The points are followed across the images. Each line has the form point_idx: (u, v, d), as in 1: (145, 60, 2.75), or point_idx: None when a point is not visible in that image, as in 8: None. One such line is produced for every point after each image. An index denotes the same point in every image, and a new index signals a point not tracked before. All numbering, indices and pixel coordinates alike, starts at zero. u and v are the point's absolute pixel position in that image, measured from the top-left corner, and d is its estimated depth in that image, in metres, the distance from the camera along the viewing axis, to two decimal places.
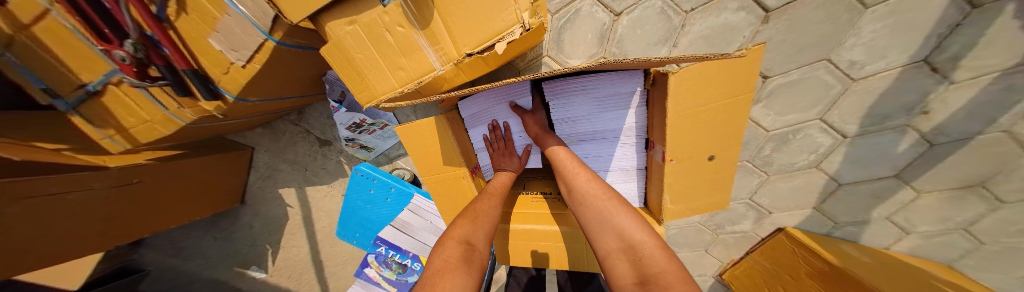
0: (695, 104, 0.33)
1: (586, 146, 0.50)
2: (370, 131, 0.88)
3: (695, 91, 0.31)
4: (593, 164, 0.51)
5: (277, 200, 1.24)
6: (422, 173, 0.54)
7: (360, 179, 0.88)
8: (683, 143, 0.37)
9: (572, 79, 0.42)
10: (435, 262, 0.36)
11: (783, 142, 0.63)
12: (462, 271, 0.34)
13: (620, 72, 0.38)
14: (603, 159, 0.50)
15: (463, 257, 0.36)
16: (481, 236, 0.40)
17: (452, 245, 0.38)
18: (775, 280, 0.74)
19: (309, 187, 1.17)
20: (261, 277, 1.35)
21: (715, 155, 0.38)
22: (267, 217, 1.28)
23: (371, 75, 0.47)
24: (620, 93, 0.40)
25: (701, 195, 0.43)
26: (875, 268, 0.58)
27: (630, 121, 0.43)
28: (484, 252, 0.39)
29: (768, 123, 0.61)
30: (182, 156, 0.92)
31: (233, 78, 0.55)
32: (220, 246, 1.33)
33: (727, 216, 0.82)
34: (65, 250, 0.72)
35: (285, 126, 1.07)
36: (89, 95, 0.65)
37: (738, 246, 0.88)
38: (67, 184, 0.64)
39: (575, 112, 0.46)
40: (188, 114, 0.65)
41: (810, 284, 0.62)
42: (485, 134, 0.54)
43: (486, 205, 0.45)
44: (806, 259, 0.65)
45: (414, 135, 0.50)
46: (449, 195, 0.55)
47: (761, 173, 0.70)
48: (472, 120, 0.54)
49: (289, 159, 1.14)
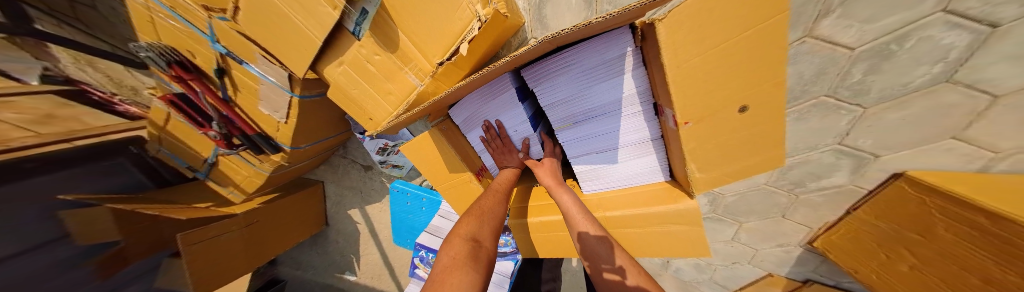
0: (699, 51, 0.26)
1: (584, 126, 0.45)
2: (396, 152, 0.99)
3: (683, 42, 0.25)
4: (599, 145, 0.46)
5: (347, 220, 1.50)
6: (434, 182, 0.58)
7: (398, 195, 1.00)
8: (694, 100, 0.30)
9: (551, 58, 0.38)
10: (444, 258, 0.39)
11: (883, 58, 0.37)
12: (468, 268, 0.37)
13: (602, 37, 0.32)
14: (610, 139, 0.45)
15: (470, 254, 0.39)
16: (487, 233, 0.43)
17: (458, 242, 0.41)
18: (892, 242, 0.54)
19: (367, 206, 1.39)
20: (353, 279, 1.69)
21: (749, 104, 0.29)
22: (345, 233, 1.57)
23: (368, 105, 0.51)
24: (609, 59, 0.34)
25: (739, 154, 0.35)
26: None
27: (628, 89, 0.37)
28: (490, 247, 0.42)
29: (848, 39, 0.38)
30: (278, 197, 1.20)
31: (282, 133, 0.69)
32: (323, 258, 1.71)
33: (808, 170, 0.63)
34: (229, 270, 1.06)
35: (337, 160, 1.29)
36: (210, 165, 0.89)
37: (831, 205, 0.67)
38: (216, 230, 0.94)
39: (568, 99, 0.41)
40: (267, 166, 0.84)
41: (974, 254, 0.39)
42: (481, 135, 0.54)
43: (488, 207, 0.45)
44: (937, 209, 0.43)
45: (421, 148, 0.55)
46: (462, 199, 0.58)
47: (854, 107, 0.46)
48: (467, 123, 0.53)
49: (348, 186, 1.37)
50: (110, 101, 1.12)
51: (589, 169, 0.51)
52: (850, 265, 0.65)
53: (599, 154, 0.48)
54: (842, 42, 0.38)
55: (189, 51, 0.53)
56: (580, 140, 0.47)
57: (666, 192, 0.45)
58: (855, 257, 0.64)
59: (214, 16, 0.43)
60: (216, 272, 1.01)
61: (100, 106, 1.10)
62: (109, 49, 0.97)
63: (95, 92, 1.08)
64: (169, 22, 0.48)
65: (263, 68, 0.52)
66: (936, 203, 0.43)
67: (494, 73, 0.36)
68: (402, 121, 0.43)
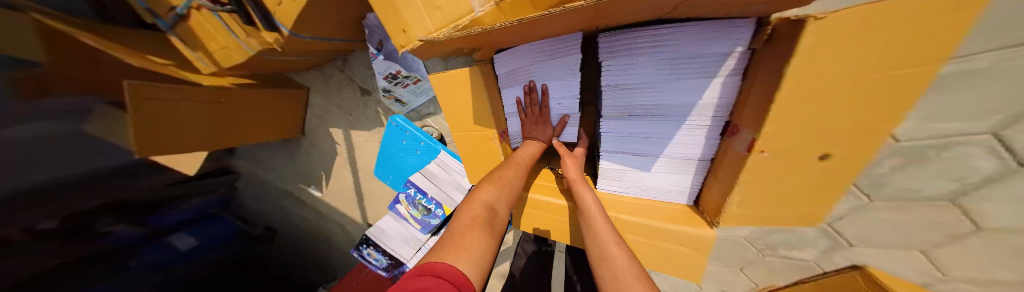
0: (831, 74, 0.20)
1: (636, 123, 0.42)
2: (404, 85, 0.89)
3: (818, 58, 0.19)
4: (642, 147, 0.44)
5: (324, 138, 1.38)
6: (452, 128, 0.54)
7: (395, 130, 0.94)
8: (792, 135, 0.25)
9: (640, 31, 0.33)
10: (460, 219, 0.38)
11: None
12: (484, 232, 0.36)
13: (715, 23, 0.28)
14: (658, 144, 0.42)
15: (486, 220, 0.37)
16: (504, 202, 0.41)
17: (477, 205, 0.39)
18: None
19: (351, 131, 1.27)
20: (319, 196, 1.63)
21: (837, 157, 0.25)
22: (320, 151, 1.46)
23: (408, 14, 0.43)
24: (706, 55, 0.30)
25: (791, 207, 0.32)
26: None
27: (708, 97, 0.33)
28: (503, 217, 0.40)
29: None
30: (255, 85, 1.06)
31: (285, 9, 0.57)
32: (290, 166, 1.61)
33: None
34: (198, 144, 1.03)
35: (333, 70, 1.15)
36: (179, 17, 0.74)
37: None
38: (174, 93, 0.86)
39: (637, 87, 0.38)
40: (252, 44, 0.71)
41: None
42: (518, 96, 0.48)
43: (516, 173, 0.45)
44: None
45: (449, 85, 0.48)
46: (475, 155, 0.55)
47: None
48: (509, 78, 0.48)
49: (336, 103, 1.24)
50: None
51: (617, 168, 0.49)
52: None
53: (640, 157, 0.45)
54: None
55: None
56: (625, 136, 0.45)
57: (683, 215, 0.45)
58: None
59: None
60: (166, 137, 0.92)
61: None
62: None
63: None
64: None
65: None
66: None
67: (560, 24, 0.30)
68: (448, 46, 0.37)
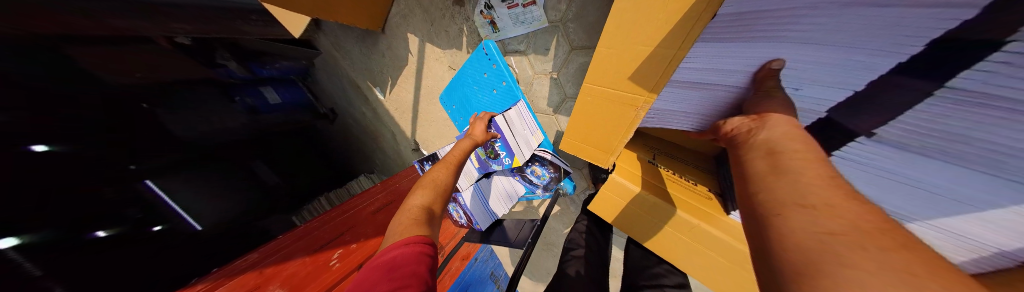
0: None
1: (927, 172, 0.29)
2: (512, 5, 0.86)
3: None
4: (907, 194, 0.32)
5: (401, 43, 1.36)
6: (594, 79, 0.55)
7: (480, 58, 0.88)
8: None
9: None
10: (450, 156, 0.72)
11: None
12: (453, 168, 0.69)
13: None
14: (942, 203, 0.31)
15: (459, 161, 0.71)
16: (459, 153, 0.73)
17: (457, 152, 0.73)
18: None
19: (428, 43, 1.23)
20: (380, 98, 1.75)
21: None
22: (394, 53, 1.44)
23: None
24: None
25: None
26: None
27: None
28: (459, 155, 0.73)
29: None
30: None
31: None
32: (361, 61, 1.66)
33: None
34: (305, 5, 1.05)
35: None
36: None
37: None
38: None
39: (964, 155, 0.25)
40: None
41: None
42: (725, 50, 0.34)
43: (454, 158, 0.71)
44: None
45: (620, 35, 0.45)
46: (606, 113, 0.58)
47: None
48: (726, 27, 0.32)
49: (423, 7, 1.16)
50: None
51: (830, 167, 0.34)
52: None
53: (882, 188, 0.34)
54: None
55: None
56: (870, 171, 0.34)
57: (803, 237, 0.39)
58: None
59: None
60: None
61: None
62: None
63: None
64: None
65: None
66: None
67: None
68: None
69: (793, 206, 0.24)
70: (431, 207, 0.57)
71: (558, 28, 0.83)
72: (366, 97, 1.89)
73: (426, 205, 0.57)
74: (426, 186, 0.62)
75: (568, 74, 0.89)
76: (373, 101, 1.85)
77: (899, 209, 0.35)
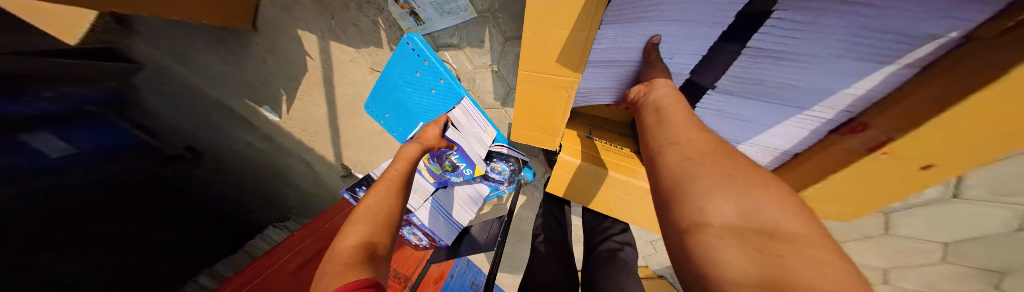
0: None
1: (746, 104, 0.44)
2: None
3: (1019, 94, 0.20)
4: (739, 125, 0.49)
5: (289, 45, 1.03)
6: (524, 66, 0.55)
7: (405, 54, 0.73)
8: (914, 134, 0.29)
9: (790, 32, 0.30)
10: (389, 173, 0.62)
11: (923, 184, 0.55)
12: (397, 184, 0.60)
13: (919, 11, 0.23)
14: (751, 128, 0.48)
15: (405, 174, 0.63)
16: (404, 165, 0.64)
17: (402, 163, 0.65)
18: None
19: (331, 43, 0.98)
20: (275, 120, 1.32)
21: (936, 166, 0.31)
22: (282, 59, 1.09)
23: None
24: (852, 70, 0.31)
25: (846, 192, 0.42)
26: None
27: (849, 95, 0.34)
28: (402, 168, 0.64)
29: None
30: None
31: None
32: (228, 73, 1.18)
33: None
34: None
35: None
36: None
37: None
38: None
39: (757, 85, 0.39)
40: None
41: None
42: (623, 30, 0.39)
43: (396, 173, 0.62)
44: None
45: (537, 19, 0.43)
46: (542, 96, 0.60)
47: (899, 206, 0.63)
48: (618, 10, 0.35)
49: None
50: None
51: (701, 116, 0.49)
52: None
53: (722, 125, 0.51)
54: None
55: None
56: (716, 114, 0.49)
57: None
58: None
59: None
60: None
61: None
62: None
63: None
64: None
65: None
66: None
67: None
68: None
69: (668, 145, 0.32)
70: (372, 239, 0.46)
71: (487, 18, 0.80)
72: (251, 122, 1.40)
73: (367, 239, 0.46)
74: (360, 217, 0.50)
75: (507, 66, 0.89)
76: (264, 124, 1.38)
77: (733, 137, 0.52)
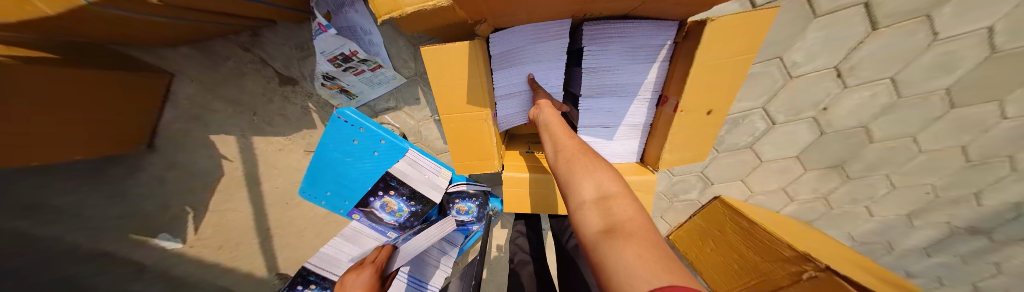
0: (718, 55, 0.36)
1: (602, 99, 0.49)
2: (357, 71, 0.78)
3: (712, 53, 0.36)
4: (605, 119, 0.52)
5: None
6: (440, 108, 0.54)
7: (339, 126, 0.71)
8: (695, 93, 0.41)
9: (598, 45, 0.42)
10: (371, 261, 0.71)
11: (736, 125, 0.82)
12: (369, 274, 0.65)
13: (654, 23, 0.39)
14: (613, 118, 0.52)
15: (381, 264, 0.70)
16: (383, 256, 0.72)
17: (382, 253, 0.74)
18: (709, 236, 0.97)
19: (255, 138, 0.92)
20: None
21: (712, 110, 0.44)
22: None
23: None
24: (651, 45, 0.41)
25: (691, 149, 0.50)
26: (766, 218, 0.83)
27: (651, 76, 0.45)
28: (381, 261, 0.71)
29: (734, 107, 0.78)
30: None
31: None
32: None
33: (683, 186, 1.01)
34: None
35: (224, 50, 0.77)
36: None
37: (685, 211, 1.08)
38: None
39: (597, 79, 0.46)
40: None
41: (745, 245, 0.81)
42: (509, 73, 0.51)
43: (376, 262, 0.70)
44: (731, 217, 0.87)
45: (441, 69, 0.46)
46: (466, 134, 0.59)
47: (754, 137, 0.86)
48: (499, 61, 0.49)
49: None
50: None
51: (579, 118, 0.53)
52: (701, 227, 1.01)
53: (592, 122, 0.54)
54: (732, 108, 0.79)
55: None
56: (586, 111, 0.52)
57: (633, 169, 0.57)
58: (691, 249, 1.04)
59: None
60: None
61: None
62: None
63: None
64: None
65: None
66: (730, 214, 0.87)
67: (575, 4, 0.32)
68: (458, 19, 0.37)
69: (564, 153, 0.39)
70: None
71: (416, 81, 0.87)
72: None
73: None
74: None
75: None
76: None
77: (601, 131, 0.55)
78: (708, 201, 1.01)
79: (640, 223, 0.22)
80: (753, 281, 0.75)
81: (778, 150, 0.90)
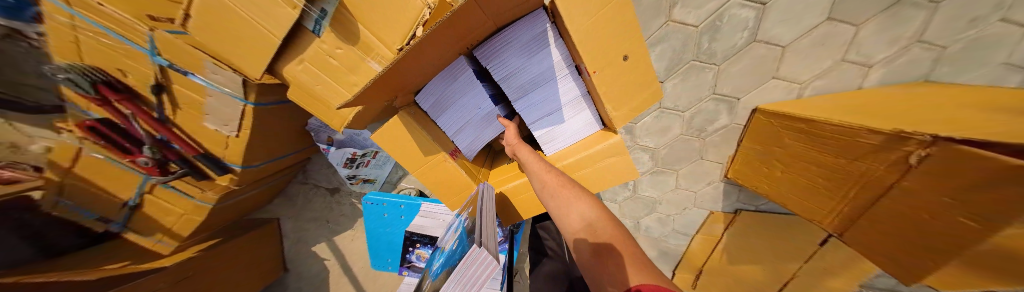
0: (589, 16, 0.38)
1: (531, 96, 0.51)
2: (365, 163, 0.96)
3: (580, 16, 0.37)
4: (547, 109, 0.53)
5: (311, 260, 1.27)
6: (408, 168, 0.58)
7: (371, 207, 0.90)
8: (595, 52, 0.41)
9: (494, 60, 0.46)
10: None
11: (715, 31, 0.71)
12: None
13: (524, 18, 0.41)
14: (553, 105, 0.52)
15: None
16: None
17: None
18: (764, 157, 0.76)
19: (336, 238, 1.24)
20: None
21: (628, 54, 0.43)
22: (311, 276, 1.29)
23: (333, 100, 0.48)
24: (535, 35, 0.43)
25: (637, 94, 0.47)
26: (827, 105, 0.61)
27: (557, 56, 0.46)
28: None
29: (693, 20, 0.71)
30: (214, 244, 0.98)
31: (234, 150, 0.66)
32: None
33: (704, 116, 0.87)
34: None
35: (296, 188, 1.17)
36: (130, 209, 0.88)
37: (727, 141, 0.90)
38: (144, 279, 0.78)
39: (515, 84, 0.49)
40: (209, 196, 0.81)
41: (802, 148, 0.60)
42: (446, 114, 0.54)
43: None
44: (778, 124, 0.68)
45: (390, 139, 0.53)
46: (440, 180, 0.60)
47: (751, 27, 0.68)
48: (434, 112, 0.55)
49: (310, 218, 1.21)
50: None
51: (528, 121, 0.55)
52: (755, 152, 0.79)
53: (536, 118, 0.55)
54: (688, 22, 0.71)
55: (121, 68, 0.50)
56: (527, 112, 0.53)
57: (603, 136, 0.56)
58: (751, 177, 0.84)
59: (157, 27, 0.40)
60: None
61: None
62: None
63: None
64: (100, 40, 0.45)
65: (215, 78, 0.49)
66: (776, 121, 0.68)
67: (442, 52, 0.39)
68: (378, 104, 0.47)
69: (554, 192, 0.45)
70: None
71: None
72: None
73: None
74: None
75: None
76: None
77: (552, 120, 0.55)
78: (748, 121, 0.81)
79: (621, 244, 0.36)
80: (860, 192, 0.49)
81: (797, 27, 0.64)
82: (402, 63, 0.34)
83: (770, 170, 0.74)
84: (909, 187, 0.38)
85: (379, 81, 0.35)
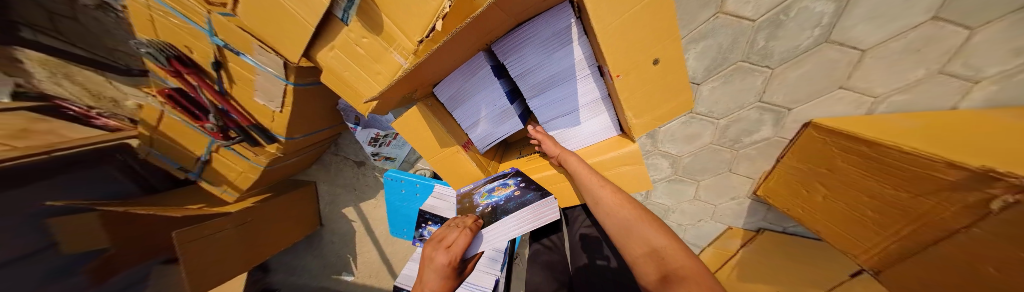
0: (620, 13, 0.34)
1: (548, 93, 0.49)
2: (387, 142, 1.03)
3: (610, 12, 0.33)
4: (563, 108, 0.52)
5: (341, 219, 1.45)
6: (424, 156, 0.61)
7: (391, 183, 0.99)
8: (622, 54, 0.37)
9: (512, 55, 0.45)
10: None
11: (777, 27, 0.60)
12: None
13: (549, 13, 0.38)
14: (568, 105, 0.51)
15: None
16: None
17: None
18: (809, 178, 0.66)
19: (362, 204, 1.39)
20: (350, 280, 1.58)
21: (659, 57, 0.40)
22: (342, 233, 1.49)
23: (359, 86, 0.51)
24: (558, 31, 0.40)
25: (661, 102, 0.45)
26: (906, 128, 0.50)
27: (578, 55, 0.44)
28: None
29: (751, 13, 0.60)
30: (266, 198, 1.14)
31: (279, 123, 0.75)
32: (318, 261, 1.57)
33: (742, 127, 0.79)
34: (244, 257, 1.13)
35: (329, 157, 1.29)
36: (204, 163, 0.96)
37: (765, 155, 0.81)
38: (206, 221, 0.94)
39: (532, 81, 0.48)
40: (261, 159, 0.91)
41: (860, 175, 0.51)
42: (462, 107, 0.55)
43: None
44: (835, 145, 0.57)
45: (409, 129, 0.57)
46: (452, 169, 0.63)
47: (824, 25, 0.57)
48: (451, 104, 0.57)
49: (340, 184, 1.36)
50: (88, 115, 0.93)
51: (541, 119, 0.54)
52: (795, 171, 0.71)
53: (548, 116, 0.54)
54: (746, 16, 0.60)
55: (187, 45, 0.57)
56: (540, 110, 0.52)
57: (618, 143, 0.54)
58: (787, 199, 0.75)
59: (213, 10, 0.44)
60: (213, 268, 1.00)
61: (75, 120, 0.92)
62: (61, 46, 0.80)
63: (71, 106, 0.91)
64: (168, 19, 0.51)
65: (261, 58, 0.54)
66: (835, 142, 0.57)
67: (460, 49, 0.39)
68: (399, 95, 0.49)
69: (612, 211, 0.48)
70: None
71: None
72: None
73: None
74: None
75: None
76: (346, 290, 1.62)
77: (565, 121, 0.54)
78: (796, 135, 0.71)
79: (695, 274, 0.35)
80: (918, 232, 0.42)
81: (882, 30, 0.53)
82: (423, 61, 0.34)
83: (810, 196, 0.66)
84: (982, 237, 0.32)
85: (402, 77, 0.37)
